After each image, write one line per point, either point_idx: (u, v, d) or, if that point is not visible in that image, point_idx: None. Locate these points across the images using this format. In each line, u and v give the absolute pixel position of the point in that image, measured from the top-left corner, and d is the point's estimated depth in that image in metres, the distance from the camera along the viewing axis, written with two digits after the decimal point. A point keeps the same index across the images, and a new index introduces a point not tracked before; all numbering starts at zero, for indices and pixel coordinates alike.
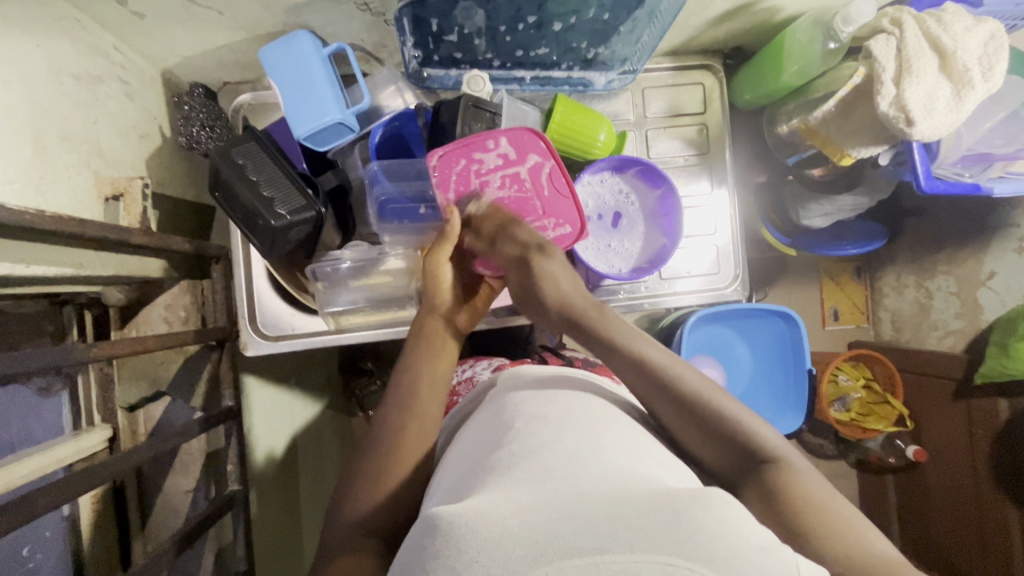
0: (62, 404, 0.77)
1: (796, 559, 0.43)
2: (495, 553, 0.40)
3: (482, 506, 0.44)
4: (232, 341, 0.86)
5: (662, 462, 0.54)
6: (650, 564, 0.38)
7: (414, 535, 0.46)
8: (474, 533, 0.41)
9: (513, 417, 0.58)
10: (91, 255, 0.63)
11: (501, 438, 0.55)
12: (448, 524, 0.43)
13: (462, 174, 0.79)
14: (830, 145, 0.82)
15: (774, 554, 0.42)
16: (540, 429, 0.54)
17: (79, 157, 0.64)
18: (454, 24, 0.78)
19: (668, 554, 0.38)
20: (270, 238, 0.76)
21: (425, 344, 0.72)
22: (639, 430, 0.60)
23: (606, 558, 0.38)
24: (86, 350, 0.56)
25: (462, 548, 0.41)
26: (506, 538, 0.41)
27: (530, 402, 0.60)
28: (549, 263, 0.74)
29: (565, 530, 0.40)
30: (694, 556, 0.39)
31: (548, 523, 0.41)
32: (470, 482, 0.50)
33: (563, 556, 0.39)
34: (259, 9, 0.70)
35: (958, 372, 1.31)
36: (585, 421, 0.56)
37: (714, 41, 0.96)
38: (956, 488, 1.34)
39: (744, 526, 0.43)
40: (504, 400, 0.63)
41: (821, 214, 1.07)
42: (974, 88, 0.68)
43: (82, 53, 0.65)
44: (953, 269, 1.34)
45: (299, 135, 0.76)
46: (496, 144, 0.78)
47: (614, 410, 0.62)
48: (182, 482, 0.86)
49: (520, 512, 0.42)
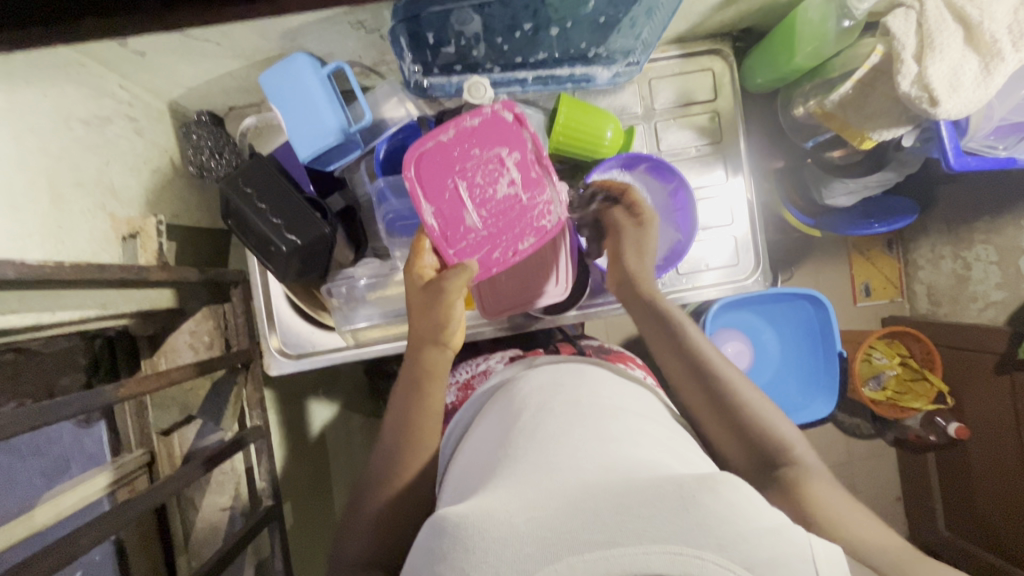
0: (102, 432, 0.80)
1: (814, 544, 0.43)
2: (505, 552, 0.41)
3: (488, 504, 0.44)
4: (257, 363, 0.88)
5: (671, 450, 0.54)
6: (662, 555, 0.39)
7: (422, 538, 0.47)
8: (481, 534, 0.42)
9: (521, 411, 0.58)
10: (113, 294, 0.65)
11: (510, 433, 0.55)
12: (455, 525, 0.44)
13: (491, 198, 0.71)
14: (848, 129, 0.77)
15: (787, 534, 0.43)
16: (548, 425, 0.54)
17: (94, 201, 0.65)
18: (451, 36, 0.77)
19: (677, 543, 0.40)
20: (284, 265, 0.76)
21: (418, 381, 0.69)
22: (649, 418, 0.60)
23: (616, 552, 0.39)
24: (115, 390, 0.58)
25: (469, 549, 0.42)
26: (514, 537, 0.41)
27: (542, 394, 0.60)
28: (640, 231, 0.82)
29: (571, 524, 0.41)
30: (704, 543, 0.40)
31: (555, 518, 0.42)
32: (480, 480, 0.51)
33: (574, 552, 0.40)
34: (255, 37, 0.70)
35: (1001, 346, 1.25)
36: (591, 413, 0.56)
37: (722, 25, 0.92)
38: (1004, 466, 1.28)
39: (753, 509, 0.43)
40: (514, 394, 0.63)
41: (845, 192, 1.02)
42: (1003, 60, 0.63)
43: (89, 97, 0.66)
44: (992, 239, 1.28)
45: (304, 157, 0.77)
46: (480, 159, 0.70)
47: (622, 400, 0.61)
48: (218, 500, 0.88)
49: (527, 510, 0.43)
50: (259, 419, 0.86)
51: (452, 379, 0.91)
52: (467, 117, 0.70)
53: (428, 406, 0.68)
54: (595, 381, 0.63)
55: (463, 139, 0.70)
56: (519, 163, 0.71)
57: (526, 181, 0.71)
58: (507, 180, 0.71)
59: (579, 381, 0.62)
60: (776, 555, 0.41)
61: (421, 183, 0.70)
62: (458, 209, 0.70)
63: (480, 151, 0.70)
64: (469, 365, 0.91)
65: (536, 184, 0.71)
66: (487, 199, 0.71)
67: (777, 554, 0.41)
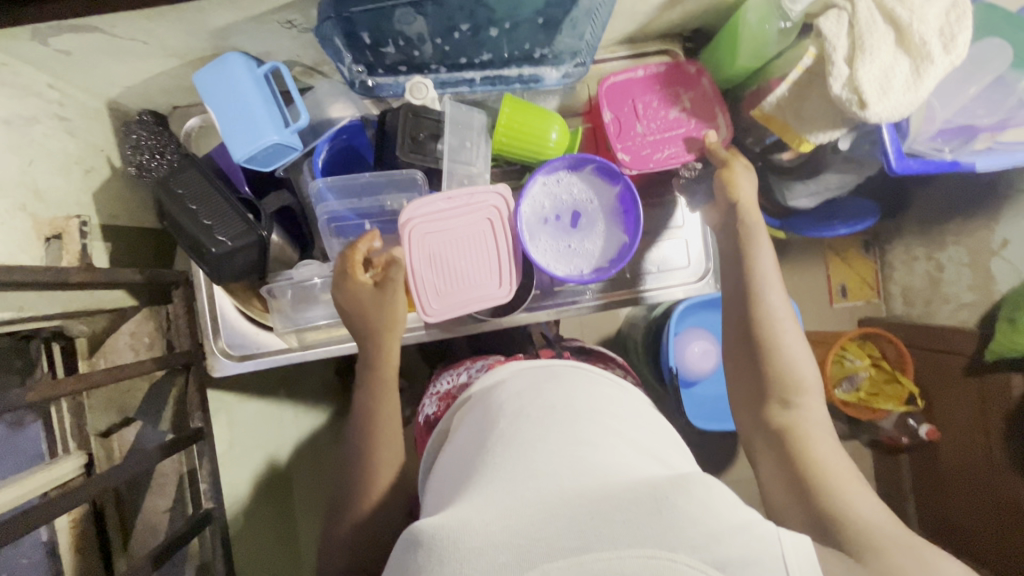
0: (39, 432, 0.79)
1: (781, 543, 0.47)
2: (477, 560, 0.43)
3: (464, 513, 0.46)
4: (199, 364, 0.88)
5: (649, 451, 0.57)
6: (634, 559, 0.42)
7: (398, 548, 0.48)
8: (456, 544, 0.44)
9: (498, 416, 0.59)
10: (32, 296, 0.65)
11: (487, 438, 0.57)
12: (429, 537, 0.45)
13: (666, 121, 0.89)
14: (788, 132, 0.75)
15: (754, 532, 0.47)
16: (525, 428, 0.56)
17: (14, 202, 0.64)
18: (390, 36, 0.77)
19: (651, 547, 0.43)
20: (217, 267, 0.75)
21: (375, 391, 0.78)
22: (621, 412, 0.62)
23: (589, 557, 0.42)
24: (23, 394, 0.58)
25: (443, 560, 0.43)
26: (489, 546, 0.43)
27: (519, 398, 0.61)
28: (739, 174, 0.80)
29: (548, 531, 0.44)
30: (676, 545, 0.43)
31: (532, 526, 0.44)
32: (457, 487, 0.53)
33: (547, 559, 0.42)
34: (184, 36, 0.69)
35: (969, 347, 1.26)
36: (566, 414, 0.58)
37: (672, 26, 0.91)
38: (973, 467, 1.28)
39: (723, 506, 0.47)
40: (492, 398, 0.64)
41: (808, 194, 1.01)
42: (933, 63, 0.63)
43: (12, 96, 0.66)
44: (963, 239, 1.29)
45: (238, 158, 0.76)
46: (676, 101, 0.89)
47: (600, 398, 0.63)
48: (159, 503, 0.88)
49: (502, 519, 0.45)
50: (200, 421, 0.86)
51: (435, 389, 0.91)
52: (654, 64, 0.89)
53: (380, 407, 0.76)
54: (573, 380, 0.65)
55: (652, 78, 0.90)
56: (693, 100, 0.89)
57: (696, 112, 0.89)
58: (680, 108, 0.89)
59: (557, 382, 0.64)
60: (746, 552, 0.44)
61: (607, 98, 0.89)
62: (633, 118, 0.88)
63: (662, 87, 0.89)
64: (452, 375, 0.89)
65: (711, 114, 0.88)
66: (668, 124, 0.89)
67: (746, 549, 0.45)
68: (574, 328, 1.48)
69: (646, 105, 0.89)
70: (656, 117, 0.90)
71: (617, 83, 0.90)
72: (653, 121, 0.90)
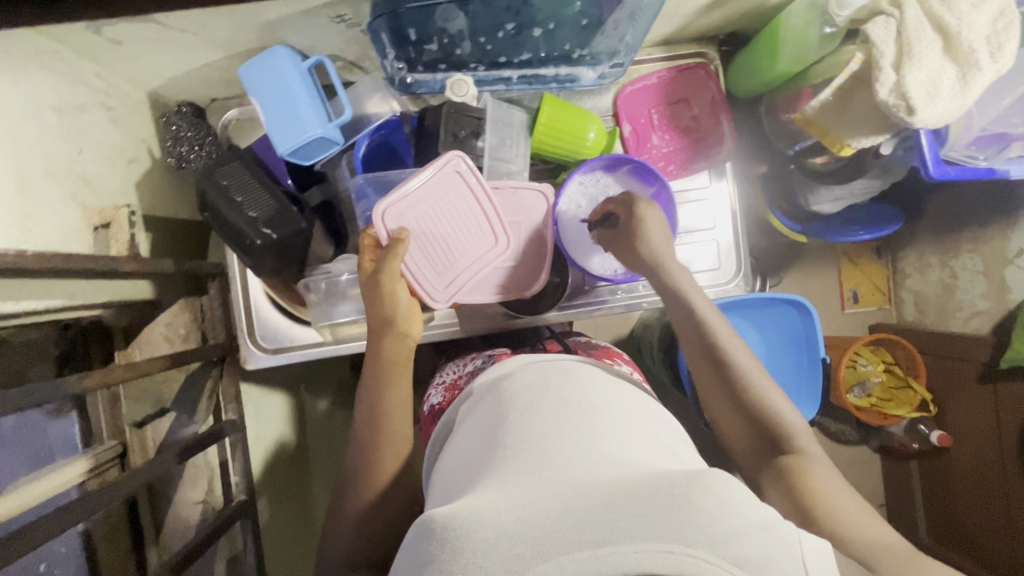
0: (72, 424, 0.79)
1: (801, 544, 0.43)
2: (493, 552, 0.40)
3: (479, 505, 0.44)
4: (233, 356, 0.88)
5: (663, 449, 0.54)
6: (652, 553, 0.38)
7: (409, 540, 0.46)
8: (472, 534, 0.41)
9: (508, 408, 0.57)
10: (82, 285, 0.65)
11: (495, 434, 0.54)
12: (443, 526, 0.43)
13: (678, 130, 0.95)
14: (828, 136, 0.76)
15: (775, 533, 0.43)
16: (537, 421, 0.53)
17: (64, 189, 0.64)
18: (434, 33, 0.77)
19: (669, 541, 0.39)
20: (259, 257, 0.75)
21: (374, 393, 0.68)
22: (639, 416, 0.59)
23: (606, 551, 0.38)
24: (78, 383, 0.58)
25: (458, 550, 0.41)
26: (504, 538, 0.40)
27: (527, 391, 0.59)
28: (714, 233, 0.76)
29: (561, 525, 0.40)
30: (695, 542, 0.39)
31: (547, 518, 0.41)
32: (467, 482, 0.50)
33: (563, 551, 0.39)
34: (234, 28, 0.69)
35: (983, 355, 1.26)
36: (579, 410, 0.56)
37: (708, 29, 0.92)
38: (985, 474, 1.28)
39: (743, 505, 0.43)
40: (500, 391, 0.62)
41: (831, 199, 1.02)
42: (981, 71, 0.63)
43: (62, 84, 0.65)
44: (979, 248, 1.28)
45: (282, 151, 0.76)
46: (688, 109, 0.95)
47: (612, 395, 0.60)
48: (191, 494, 0.88)
49: (517, 511, 0.42)
50: (234, 413, 0.86)
51: (439, 380, 0.90)
52: (661, 71, 0.94)
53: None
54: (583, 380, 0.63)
55: (666, 84, 0.94)
56: (705, 104, 0.94)
57: (706, 117, 0.95)
58: (691, 116, 0.95)
59: (565, 376, 0.62)
60: (767, 553, 0.41)
61: (625, 109, 0.95)
62: (648, 130, 0.95)
63: (675, 93, 0.94)
64: (457, 366, 0.90)
65: (720, 122, 0.94)
66: (677, 134, 0.95)
67: (765, 553, 0.41)
68: (590, 328, 1.48)
69: (661, 112, 0.95)
70: (668, 125, 0.95)
71: (634, 90, 0.94)
72: (666, 129, 0.96)
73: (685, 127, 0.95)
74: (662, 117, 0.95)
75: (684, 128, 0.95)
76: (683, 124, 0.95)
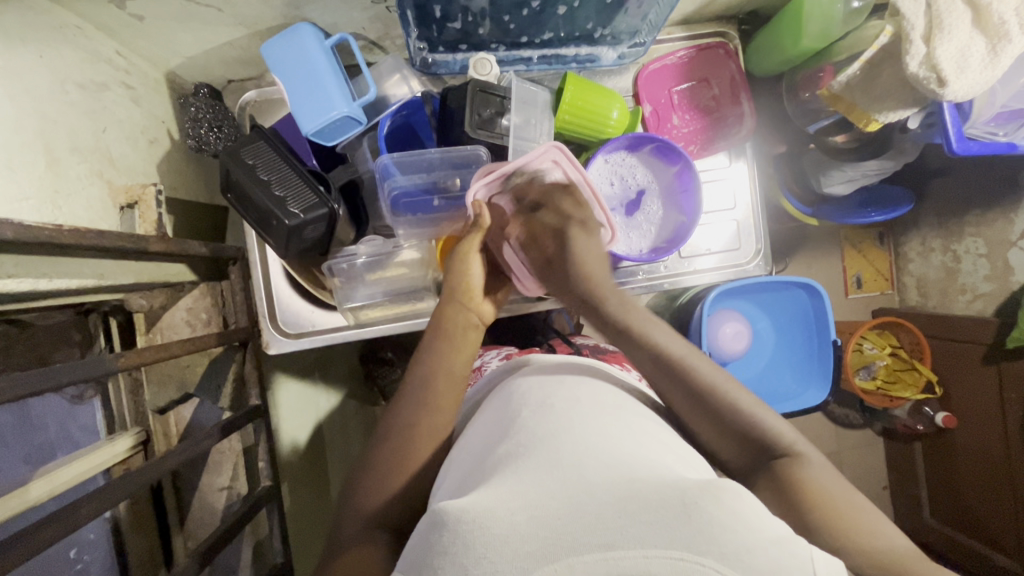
0: (96, 409, 0.79)
1: (812, 551, 0.41)
2: (503, 549, 0.39)
3: (490, 499, 0.42)
4: (255, 341, 0.87)
5: (675, 452, 0.52)
6: (660, 559, 0.37)
7: (420, 532, 0.45)
8: (483, 531, 0.40)
9: (520, 408, 0.56)
10: (111, 264, 0.64)
11: (507, 431, 0.53)
12: (454, 521, 0.42)
13: (699, 111, 0.96)
14: (855, 111, 0.78)
15: (789, 547, 0.40)
16: (548, 419, 0.52)
17: (91, 167, 0.63)
18: (458, 10, 0.76)
19: (678, 548, 0.37)
20: (285, 239, 0.74)
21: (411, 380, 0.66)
22: (652, 420, 0.57)
23: (615, 554, 0.37)
24: (115, 359, 0.56)
25: (470, 544, 0.40)
26: (513, 534, 0.39)
27: (538, 392, 0.58)
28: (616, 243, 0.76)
29: (573, 524, 0.39)
30: (705, 550, 0.37)
31: (557, 516, 0.40)
32: (476, 477, 0.48)
33: (572, 552, 0.38)
34: (258, 4, 0.68)
35: (988, 336, 1.23)
36: (591, 408, 0.54)
37: (728, 8, 0.92)
38: (987, 455, 1.26)
39: (757, 517, 0.41)
40: (510, 392, 0.61)
41: (844, 180, 1.02)
42: (1011, 41, 0.64)
43: (85, 61, 0.64)
44: (982, 231, 1.26)
45: (306, 131, 0.75)
46: (709, 89, 0.95)
47: (622, 398, 0.59)
48: (215, 480, 0.87)
49: (528, 508, 0.41)
50: (258, 398, 0.84)
51: None
52: (682, 51, 0.94)
53: (448, 365, 0.66)
54: (591, 379, 0.62)
55: (687, 63, 0.94)
56: (726, 83, 0.94)
57: (728, 96, 0.94)
58: (712, 97, 0.95)
59: (577, 380, 0.61)
60: (779, 567, 0.38)
61: (645, 89, 0.95)
62: (668, 111, 0.95)
63: (696, 73, 0.95)
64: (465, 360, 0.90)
65: (742, 101, 0.94)
66: (697, 115, 0.96)
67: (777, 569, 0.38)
68: None
69: (681, 94, 0.95)
70: (688, 106, 0.96)
71: (655, 71, 0.95)
72: (686, 110, 0.96)
73: (705, 107, 0.96)
74: (683, 98, 0.96)
75: (705, 109, 0.96)
76: (704, 104, 0.95)
